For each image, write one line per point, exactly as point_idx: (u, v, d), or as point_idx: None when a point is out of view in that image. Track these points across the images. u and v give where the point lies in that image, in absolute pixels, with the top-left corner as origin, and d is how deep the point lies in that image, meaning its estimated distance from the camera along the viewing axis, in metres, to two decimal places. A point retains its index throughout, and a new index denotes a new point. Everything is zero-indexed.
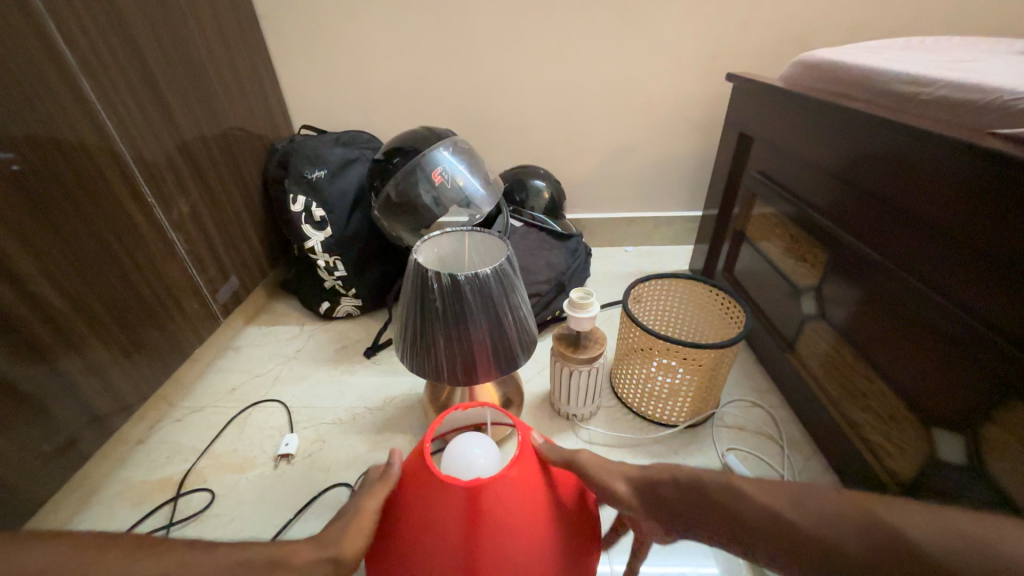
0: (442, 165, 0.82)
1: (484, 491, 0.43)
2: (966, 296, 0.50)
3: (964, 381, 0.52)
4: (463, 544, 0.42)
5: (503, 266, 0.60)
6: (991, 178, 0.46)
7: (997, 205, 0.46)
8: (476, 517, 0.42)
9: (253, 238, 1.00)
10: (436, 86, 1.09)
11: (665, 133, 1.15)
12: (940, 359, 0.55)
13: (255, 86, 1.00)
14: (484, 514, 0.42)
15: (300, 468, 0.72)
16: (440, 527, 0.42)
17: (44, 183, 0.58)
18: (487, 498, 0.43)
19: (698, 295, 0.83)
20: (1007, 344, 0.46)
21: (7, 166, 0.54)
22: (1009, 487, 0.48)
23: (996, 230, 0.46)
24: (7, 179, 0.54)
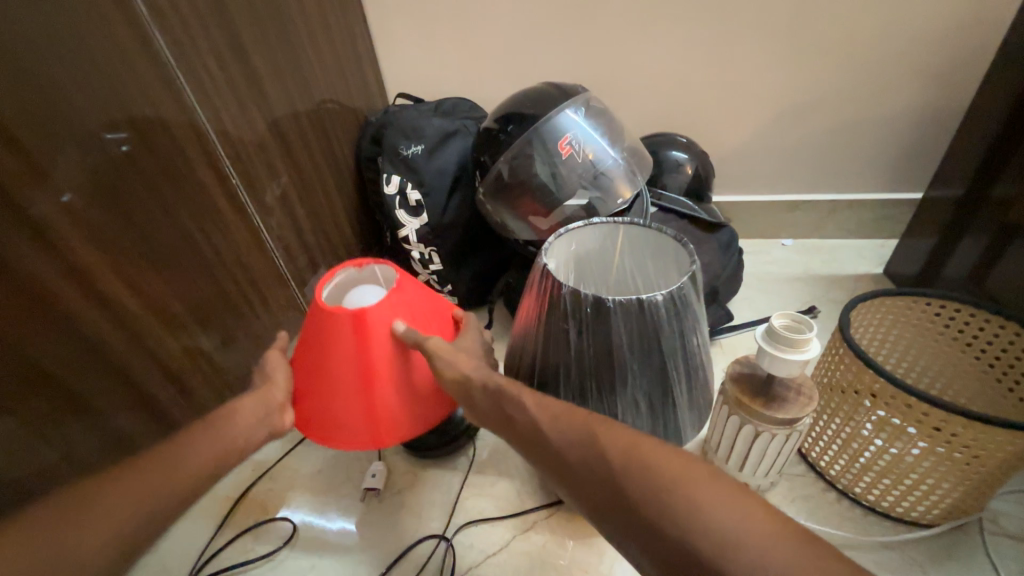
0: (570, 134, 0.63)
1: (368, 313, 0.47)
2: None
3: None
4: (358, 358, 0.47)
5: (680, 286, 0.38)
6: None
7: None
8: (369, 333, 0.47)
9: (343, 224, 0.89)
10: (552, 37, 0.87)
11: (870, 83, 0.81)
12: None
13: (349, 51, 0.88)
14: (372, 333, 0.47)
15: (391, 505, 0.60)
16: (332, 343, 0.48)
17: (137, 167, 0.52)
18: (376, 319, 0.47)
19: (958, 326, 0.54)
20: None
21: (116, 146, 0.50)
22: None
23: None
24: (110, 159, 0.49)
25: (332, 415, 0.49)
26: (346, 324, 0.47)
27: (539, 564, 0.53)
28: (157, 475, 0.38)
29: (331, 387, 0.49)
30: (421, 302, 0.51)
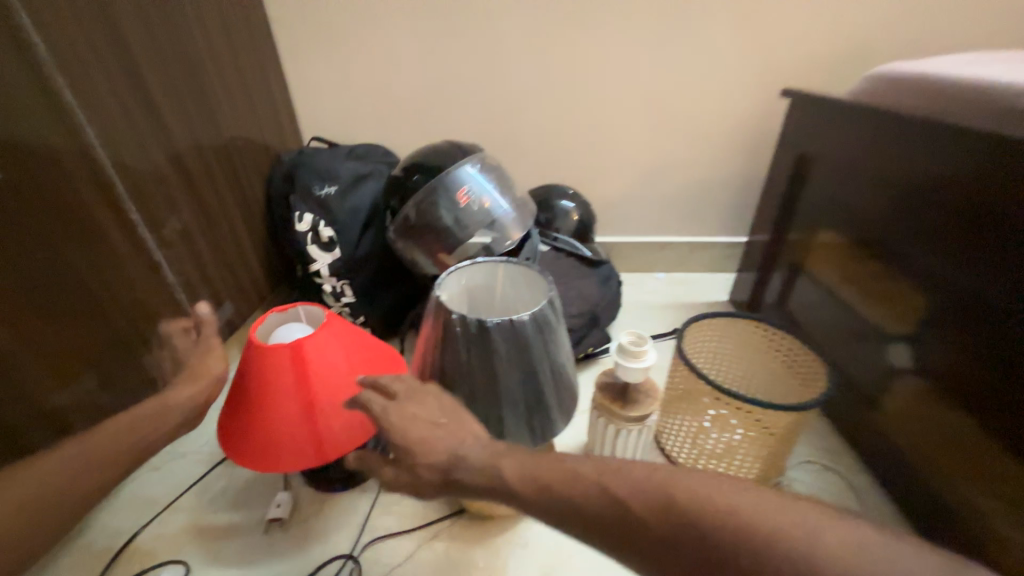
0: (468, 185, 0.73)
1: (303, 345, 0.55)
2: None
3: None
4: (298, 382, 0.55)
5: (541, 310, 0.48)
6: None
7: None
8: (305, 360, 0.55)
9: (252, 259, 0.90)
10: (459, 98, 1.00)
11: (707, 154, 1.04)
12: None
13: (262, 94, 0.92)
14: (307, 361, 0.55)
15: (296, 533, 0.61)
16: (273, 375, 0.55)
17: (13, 195, 0.50)
18: (310, 348, 0.56)
19: (760, 340, 0.71)
20: None
21: None
22: None
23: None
24: None
25: (272, 439, 0.55)
26: (284, 357, 0.55)
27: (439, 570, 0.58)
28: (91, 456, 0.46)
29: (273, 411, 0.55)
30: (347, 334, 0.61)
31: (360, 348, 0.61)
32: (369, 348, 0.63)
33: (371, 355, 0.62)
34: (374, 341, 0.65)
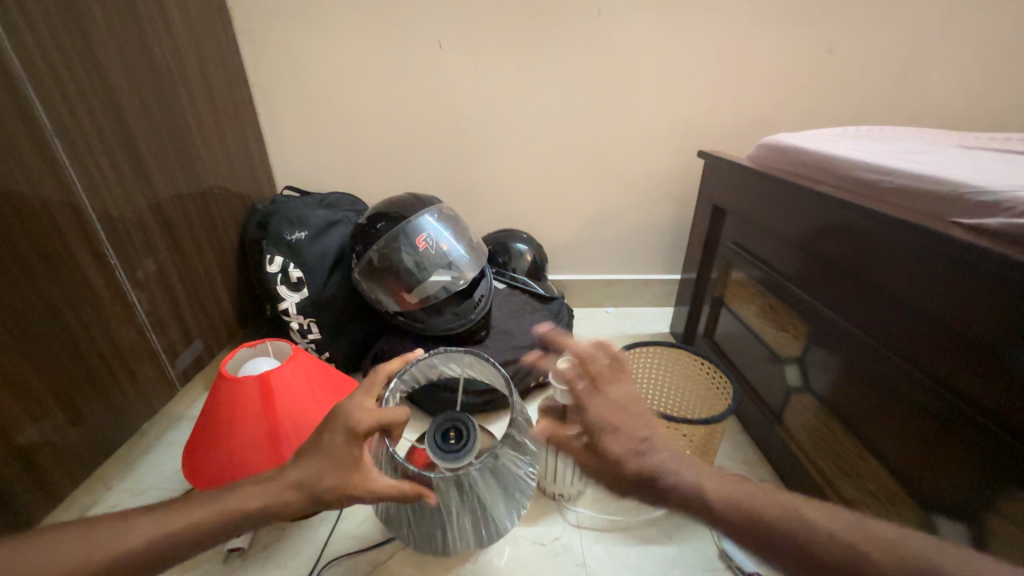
0: (426, 232, 0.83)
1: (272, 377, 0.61)
2: (932, 365, 0.51)
3: (999, 492, 0.45)
4: (261, 410, 0.60)
5: (488, 458, 0.53)
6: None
7: (968, 278, 0.46)
8: (269, 390, 0.61)
9: (223, 299, 0.95)
10: (423, 153, 1.12)
11: (643, 203, 1.19)
12: (961, 457, 0.48)
13: (240, 148, 1.01)
14: (271, 390, 0.61)
15: (256, 562, 0.64)
16: (241, 404, 0.60)
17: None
18: (274, 378, 0.62)
19: (683, 365, 0.81)
20: (981, 417, 0.46)
21: None
22: None
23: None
24: None
25: (230, 465, 0.59)
26: (249, 387, 0.61)
27: None
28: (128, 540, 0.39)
29: (236, 436, 0.60)
30: (310, 369, 0.67)
31: (320, 381, 0.67)
32: (329, 381, 0.69)
33: (331, 389, 0.68)
34: (334, 375, 0.70)
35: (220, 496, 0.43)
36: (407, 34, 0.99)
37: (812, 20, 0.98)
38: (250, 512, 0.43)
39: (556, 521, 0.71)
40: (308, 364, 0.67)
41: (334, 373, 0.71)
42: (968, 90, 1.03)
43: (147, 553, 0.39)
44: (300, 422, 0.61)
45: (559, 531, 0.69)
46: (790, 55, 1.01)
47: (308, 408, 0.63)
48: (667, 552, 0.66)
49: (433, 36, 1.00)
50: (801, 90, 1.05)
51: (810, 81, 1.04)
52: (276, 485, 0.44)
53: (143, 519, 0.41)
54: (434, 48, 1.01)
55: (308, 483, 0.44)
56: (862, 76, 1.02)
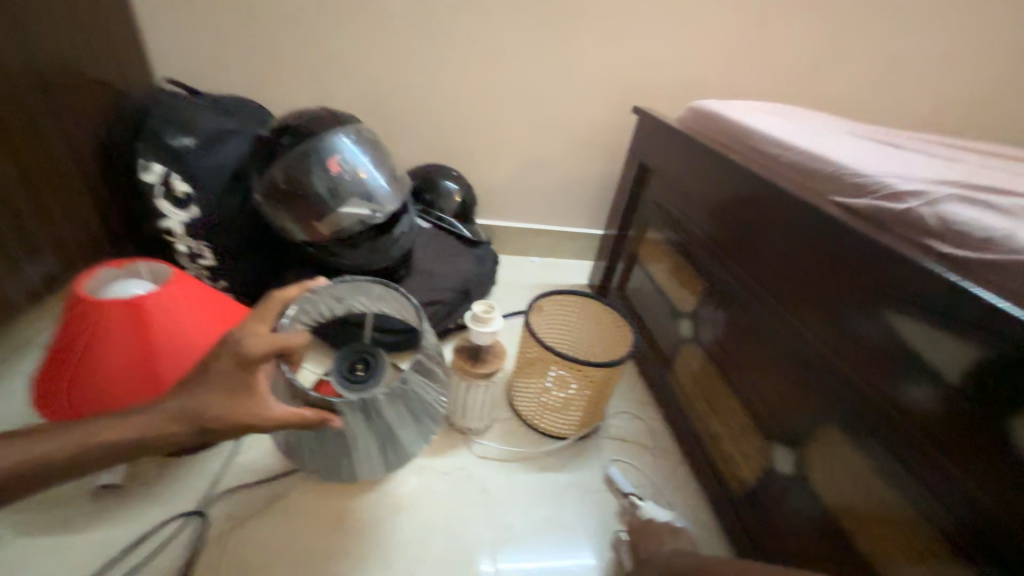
0: (342, 154, 0.75)
1: (144, 300, 0.54)
2: (791, 320, 0.59)
3: (823, 428, 0.55)
4: (133, 338, 0.53)
5: (398, 384, 0.50)
6: (879, 270, 0.47)
7: (828, 246, 0.53)
8: (143, 314, 0.53)
9: (83, 209, 0.79)
10: (344, 66, 1.00)
11: (577, 155, 1.18)
12: (801, 401, 0.58)
13: (101, 19, 0.81)
14: (146, 316, 0.54)
15: (132, 497, 0.60)
16: (106, 328, 0.52)
17: None
18: (149, 302, 0.54)
19: (594, 313, 0.86)
20: (819, 365, 0.55)
21: None
22: (829, 498, 0.55)
23: (888, 327, 0.47)
24: None
25: (96, 396, 0.52)
26: (117, 310, 0.53)
27: (290, 516, 0.61)
28: None
29: (102, 364, 0.52)
30: (199, 295, 0.59)
31: (209, 309, 0.60)
32: (223, 309, 0.62)
33: (223, 318, 0.61)
34: (227, 303, 0.63)
35: (84, 430, 0.39)
36: None
37: None
38: (121, 444, 0.39)
39: (463, 454, 0.74)
40: (195, 287, 0.60)
41: (227, 301, 0.64)
42: (867, 86, 1.14)
43: (1, 482, 0.35)
44: (185, 352, 0.55)
45: (464, 462, 0.73)
46: (730, 21, 1.03)
47: (195, 337, 0.56)
48: (561, 478, 0.73)
49: None
50: (735, 60, 1.08)
51: (743, 52, 1.07)
52: (151, 416, 0.40)
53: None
54: None
55: (190, 413, 0.40)
56: (786, 55, 1.08)
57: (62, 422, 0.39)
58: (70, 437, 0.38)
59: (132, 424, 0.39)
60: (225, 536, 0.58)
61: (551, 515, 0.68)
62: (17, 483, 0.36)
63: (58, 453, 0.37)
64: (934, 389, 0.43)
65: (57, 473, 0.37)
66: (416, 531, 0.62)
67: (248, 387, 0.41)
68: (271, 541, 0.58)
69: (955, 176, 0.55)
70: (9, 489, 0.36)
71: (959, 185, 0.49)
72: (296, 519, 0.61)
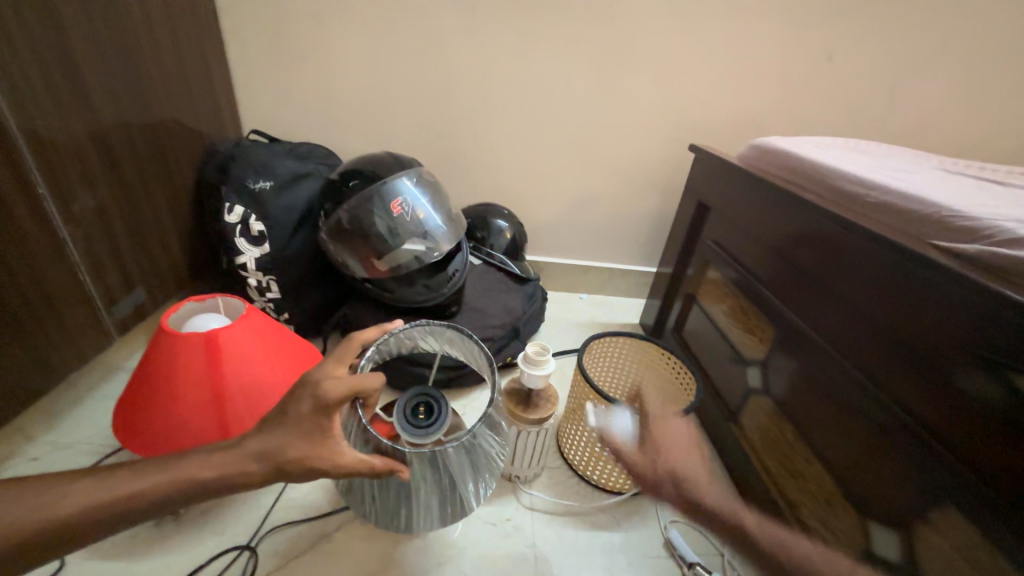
0: (403, 196, 0.78)
1: (219, 333, 0.57)
2: (885, 378, 0.52)
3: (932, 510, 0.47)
4: (206, 371, 0.56)
5: (467, 437, 0.49)
6: (999, 325, 0.40)
7: (933, 295, 0.47)
8: (216, 348, 0.56)
9: (172, 246, 0.87)
10: (406, 113, 1.06)
11: (628, 192, 1.17)
12: (900, 471, 0.50)
13: (203, 81, 0.92)
14: (218, 349, 0.57)
15: (190, 526, 0.61)
16: (182, 360, 0.56)
17: None
18: (222, 337, 0.57)
19: (650, 357, 0.82)
20: (925, 432, 0.47)
21: None
22: None
23: (1015, 393, 0.39)
24: None
25: (171, 426, 0.55)
26: (193, 343, 0.56)
27: (335, 559, 0.60)
28: (53, 507, 0.37)
29: (177, 395, 0.55)
30: (265, 329, 0.62)
31: (273, 343, 0.62)
32: (285, 343, 0.65)
33: (284, 352, 0.64)
34: (289, 336, 0.66)
35: (159, 469, 0.40)
36: None
37: (820, 23, 0.96)
38: (203, 482, 0.40)
39: (510, 503, 0.70)
40: (262, 322, 0.63)
41: (290, 336, 0.67)
42: (952, 117, 1.05)
43: (89, 519, 0.37)
44: (251, 385, 0.57)
45: (511, 512, 0.69)
46: (793, 57, 1.00)
47: (260, 370, 0.59)
48: (616, 539, 0.67)
49: None
50: (798, 95, 1.04)
51: (808, 87, 1.03)
52: (231, 455, 0.41)
53: (74, 487, 0.38)
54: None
55: (262, 455, 0.41)
56: (855, 88, 1.03)
57: (139, 461, 0.41)
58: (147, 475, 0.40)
59: (204, 464, 0.41)
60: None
61: None
62: (102, 520, 0.38)
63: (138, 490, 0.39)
64: None
65: (135, 511, 0.39)
66: None
67: (308, 428, 0.41)
68: None
69: None
70: (96, 527, 0.38)
71: None
72: (340, 564, 0.59)
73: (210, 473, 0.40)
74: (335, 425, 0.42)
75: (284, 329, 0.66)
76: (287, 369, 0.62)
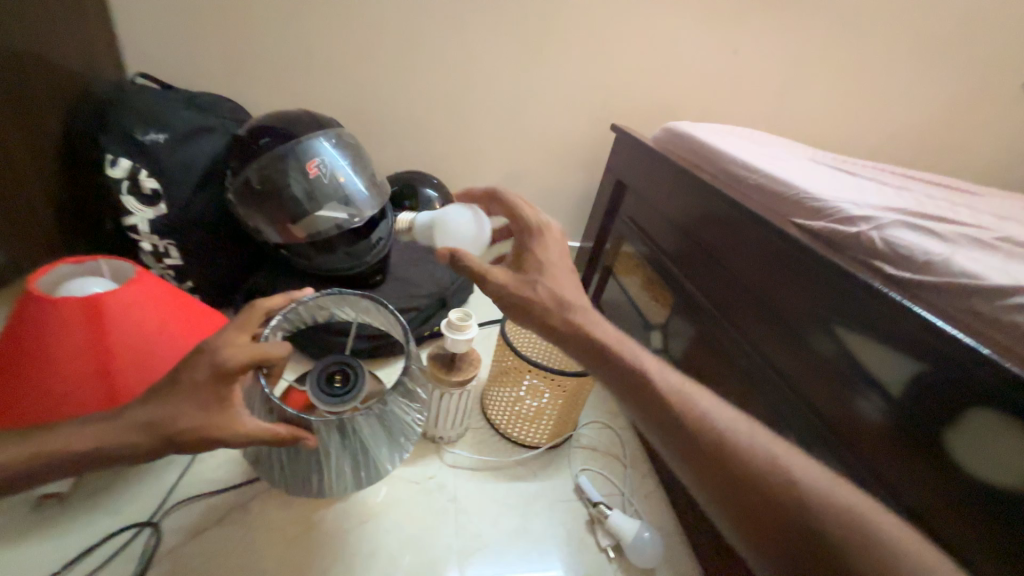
0: (321, 158, 0.75)
1: (102, 298, 0.51)
2: (755, 336, 0.61)
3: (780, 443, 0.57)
4: (86, 339, 0.51)
5: (379, 405, 0.50)
6: (837, 291, 0.50)
7: (792, 266, 0.55)
8: (98, 314, 0.51)
9: (38, 202, 0.76)
10: (326, 69, 0.99)
11: (556, 168, 1.21)
12: (759, 413, 0.60)
13: (70, 8, 0.78)
14: (102, 315, 0.51)
15: (77, 508, 0.56)
16: (55, 328, 0.50)
17: None
18: (105, 301, 0.52)
19: None
20: (779, 379, 0.57)
21: None
22: None
23: (843, 345, 0.49)
24: None
25: (43, 402, 0.49)
26: (69, 309, 0.50)
27: (249, 528, 0.59)
28: None
29: (51, 365, 0.50)
30: (160, 293, 0.57)
31: (170, 309, 0.57)
32: (186, 309, 0.60)
33: (185, 319, 0.59)
34: (192, 303, 0.62)
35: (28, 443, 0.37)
36: None
37: (727, 18, 1.05)
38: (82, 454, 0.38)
39: (433, 463, 0.73)
40: (156, 286, 0.58)
41: (193, 303, 0.62)
42: (830, 115, 1.21)
43: None
44: (144, 354, 0.53)
45: (434, 471, 0.72)
46: (703, 48, 1.08)
47: (155, 338, 0.54)
48: (531, 488, 0.73)
49: None
50: (708, 85, 1.13)
51: (716, 78, 1.12)
52: (120, 425, 0.39)
53: None
54: None
55: (156, 424, 0.39)
56: (754, 82, 1.14)
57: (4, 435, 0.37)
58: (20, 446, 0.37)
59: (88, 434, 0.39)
60: (179, 550, 0.55)
61: (519, 524, 0.68)
62: None
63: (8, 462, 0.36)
64: (882, 404, 0.45)
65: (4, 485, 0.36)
66: (382, 541, 0.61)
67: (208, 393, 0.40)
68: (229, 555, 0.56)
69: (903, 203, 0.59)
70: None
71: (903, 212, 0.53)
72: (256, 532, 0.59)
73: (94, 442, 0.38)
74: (235, 394, 0.42)
75: (185, 296, 0.62)
76: (189, 336, 0.58)
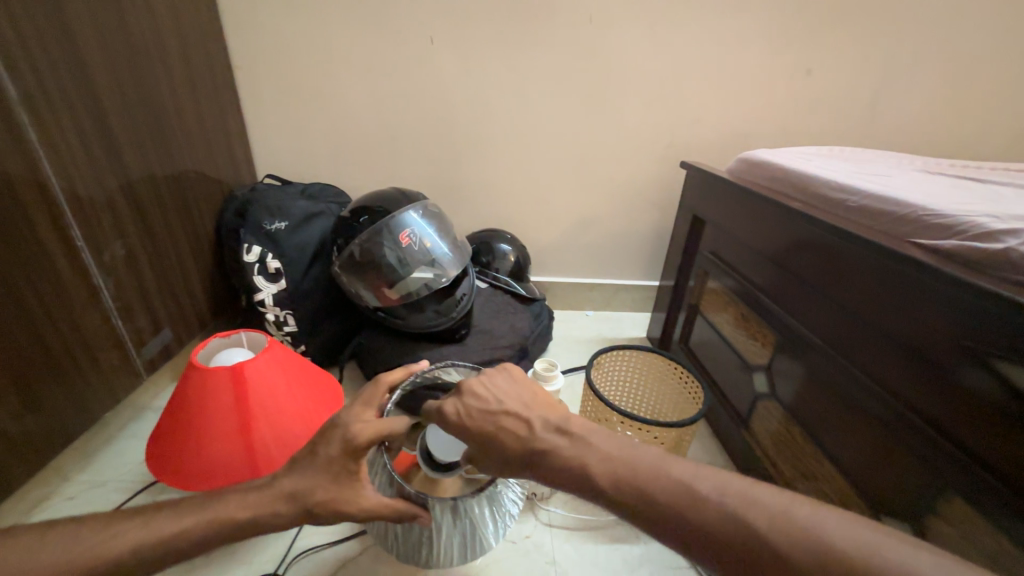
0: (411, 228, 0.83)
1: (245, 367, 0.60)
2: (884, 374, 0.53)
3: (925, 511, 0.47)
4: (234, 404, 0.59)
5: (489, 486, 0.50)
6: (985, 316, 0.42)
7: (920, 290, 0.48)
8: (242, 381, 0.60)
9: (195, 288, 0.92)
10: (409, 149, 1.13)
11: (626, 211, 1.21)
12: (907, 465, 0.51)
13: (220, 133, 0.99)
14: (245, 382, 0.60)
15: (220, 558, 0.63)
16: (212, 394, 0.59)
17: None
18: (247, 370, 0.60)
19: (658, 368, 0.84)
20: (924, 423, 0.48)
21: None
22: None
23: (1003, 379, 0.41)
24: None
25: (202, 461, 0.58)
26: (222, 377, 0.59)
27: None
28: (107, 539, 0.39)
29: (207, 428, 0.58)
30: (287, 361, 0.66)
31: (294, 374, 0.65)
32: (305, 374, 0.68)
33: (305, 383, 0.67)
34: (311, 368, 0.70)
35: (200, 506, 0.43)
36: (397, 28, 1.00)
37: (795, 41, 1.02)
38: (241, 523, 0.42)
39: (529, 521, 0.71)
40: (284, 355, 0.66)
41: (310, 368, 0.70)
42: (933, 119, 1.09)
43: (141, 556, 0.39)
44: (276, 416, 0.61)
45: (530, 529, 0.70)
46: (771, 75, 1.05)
47: (284, 402, 0.62)
48: (635, 551, 0.68)
49: (425, 33, 1.01)
50: (782, 109, 1.09)
51: (790, 101, 1.08)
52: (267, 498, 0.44)
53: (126, 522, 0.41)
54: (425, 44, 1.02)
55: (298, 497, 0.44)
56: (836, 99, 1.07)
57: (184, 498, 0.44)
58: (194, 512, 0.43)
59: (246, 501, 0.44)
60: None
61: None
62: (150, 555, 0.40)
63: (184, 526, 0.41)
64: None
65: (181, 546, 0.41)
66: None
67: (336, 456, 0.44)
68: None
69: None
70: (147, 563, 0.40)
71: None
72: None
73: (250, 509, 0.43)
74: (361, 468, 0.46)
75: (306, 363, 0.70)
76: (308, 400, 0.65)
